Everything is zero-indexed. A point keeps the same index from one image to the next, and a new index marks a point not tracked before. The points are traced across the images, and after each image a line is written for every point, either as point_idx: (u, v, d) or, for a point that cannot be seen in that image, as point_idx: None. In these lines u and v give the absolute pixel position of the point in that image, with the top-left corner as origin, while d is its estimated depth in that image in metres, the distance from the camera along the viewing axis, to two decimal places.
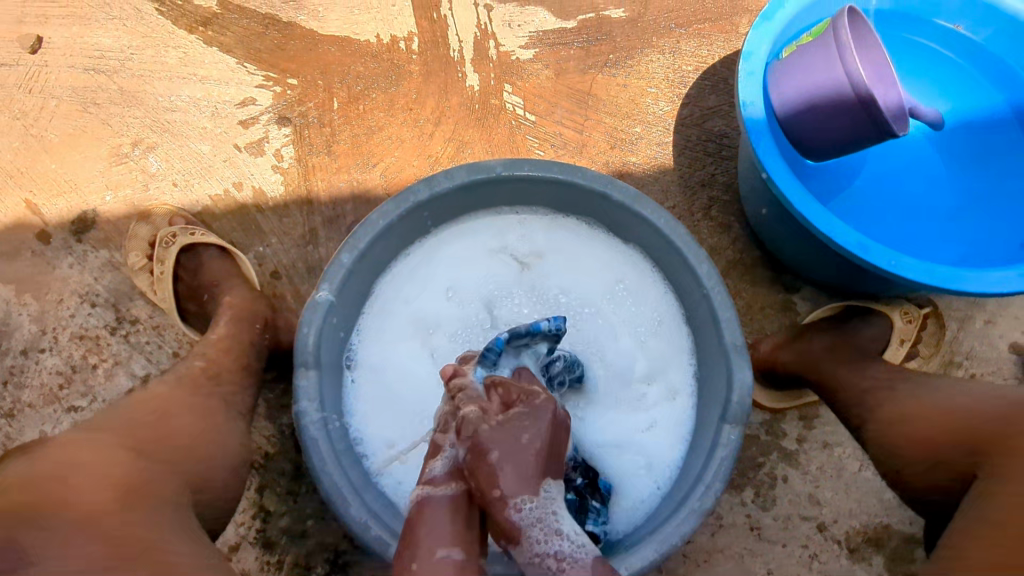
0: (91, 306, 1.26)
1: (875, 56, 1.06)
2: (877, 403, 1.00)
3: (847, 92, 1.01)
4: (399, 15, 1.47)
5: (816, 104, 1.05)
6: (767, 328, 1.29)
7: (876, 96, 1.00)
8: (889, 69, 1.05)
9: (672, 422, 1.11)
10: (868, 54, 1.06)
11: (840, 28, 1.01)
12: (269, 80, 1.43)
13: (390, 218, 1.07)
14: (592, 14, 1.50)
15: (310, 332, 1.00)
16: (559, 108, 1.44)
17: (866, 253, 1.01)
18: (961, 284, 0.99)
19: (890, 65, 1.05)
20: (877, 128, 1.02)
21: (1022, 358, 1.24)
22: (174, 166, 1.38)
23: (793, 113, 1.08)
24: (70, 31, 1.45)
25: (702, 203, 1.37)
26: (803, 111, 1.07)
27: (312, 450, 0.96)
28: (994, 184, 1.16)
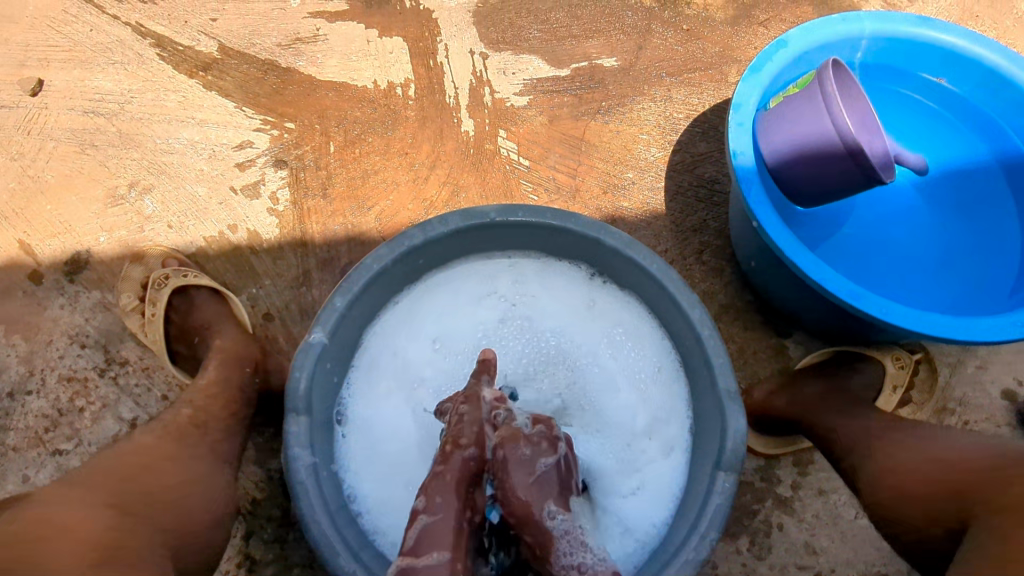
0: (80, 347, 1.25)
1: (859, 106, 1.09)
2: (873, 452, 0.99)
3: (835, 141, 1.04)
4: (396, 62, 1.52)
5: (805, 153, 1.07)
6: (760, 372, 1.29)
7: (863, 146, 1.02)
8: (873, 118, 1.07)
9: (666, 475, 1.10)
10: (853, 104, 1.09)
11: (825, 80, 1.03)
12: (267, 124, 1.45)
13: (384, 262, 1.07)
14: (585, 64, 1.55)
15: (301, 376, 1.00)
16: (553, 153, 1.47)
17: (858, 301, 1.02)
18: (952, 332, 1.00)
19: (874, 114, 1.08)
20: (864, 175, 1.04)
21: (1015, 405, 1.24)
22: (169, 208, 1.38)
23: (782, 162, 1.10)
24: (72, 75, 1.48)
25: (694, 248, 1.38)
26: (791, 159, 1.09)
27: (301, 497, 0.94)
28: (981, 231, 1.18)
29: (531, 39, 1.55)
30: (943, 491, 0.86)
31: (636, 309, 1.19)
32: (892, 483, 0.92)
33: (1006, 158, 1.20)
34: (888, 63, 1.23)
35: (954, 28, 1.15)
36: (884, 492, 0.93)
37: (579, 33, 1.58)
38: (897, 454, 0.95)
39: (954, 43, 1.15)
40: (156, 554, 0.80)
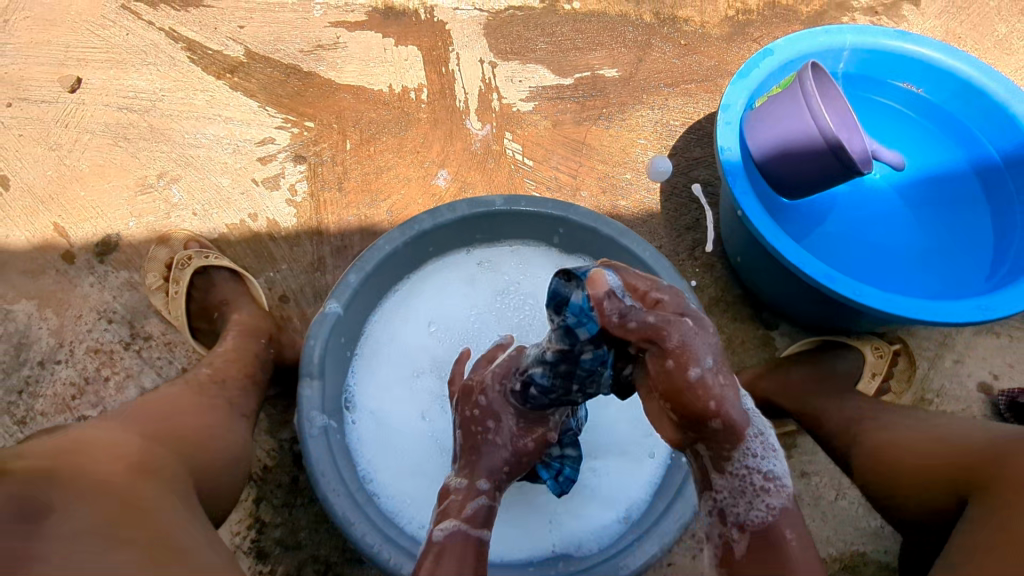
0: (108, 322, 1.33)
1: (839, 106, 1.18)
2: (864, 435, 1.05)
3: (817, 138, 1.12)
4: (411, 68, 1.62)
5: (790, 150, 1.16)
6: (748, 361, 1.35)
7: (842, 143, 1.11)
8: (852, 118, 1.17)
9: (650, 459, 1.15)
10: (832, 105, 1.18)
11: (805, 81, 1.12)
12: (288, 122, 1.56)
13: (395, 243, 1.15)
14: (588, 73, 1.65)
15: (316, 344, 1.07)
16: (555, 155, 1.56)
17: (834, 285, 1.08)
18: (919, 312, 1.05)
19: (853, 114, 1.18)
20: (846, 167, 1.13)
21: (990, 397, 1.31)
22: (195, 197, 1.48)
23: (769, 159, 1.18)
24: (107, 74, 1.59)
25: (687, 244, 1.46)
26: (778, 156, 1.17)
27: (312, 452, 1.01)
28: (958, 231, 1.25)
29: (537, 49, 1.66)
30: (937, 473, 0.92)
31: None
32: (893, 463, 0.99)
33: (979, 163, 1.28)
34: (868, 74, 1.31)
35: (929, 41, 1.24)
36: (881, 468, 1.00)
37: (583, 45, 1.68)
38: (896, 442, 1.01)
39: (928, 55, 1.24)
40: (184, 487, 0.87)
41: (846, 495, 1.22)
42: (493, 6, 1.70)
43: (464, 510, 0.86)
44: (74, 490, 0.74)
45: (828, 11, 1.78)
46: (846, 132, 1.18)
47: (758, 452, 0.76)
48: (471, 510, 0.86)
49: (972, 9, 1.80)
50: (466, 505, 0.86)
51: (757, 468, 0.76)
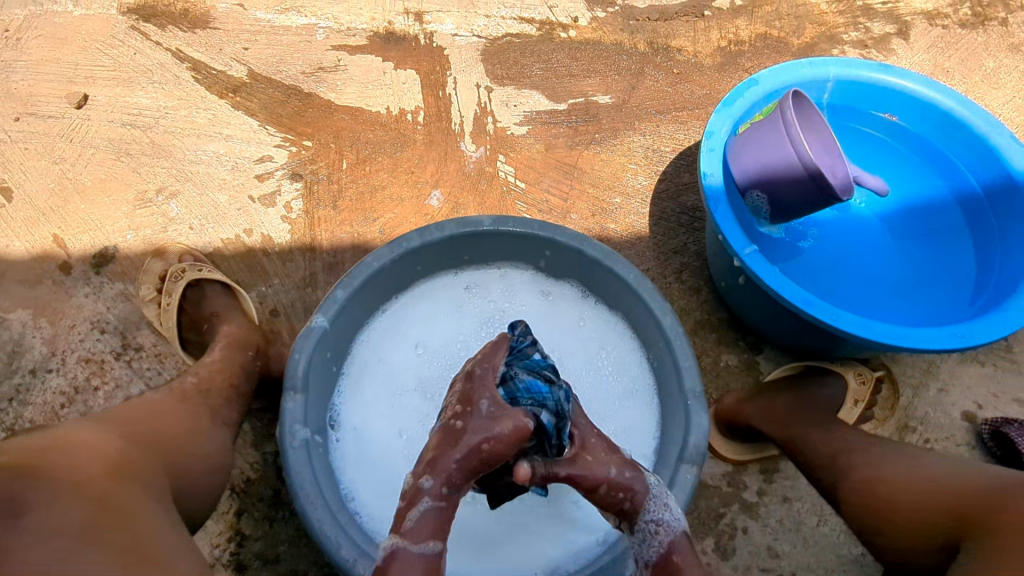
0: (100, 332, 1.35)
1: (822, 134, 1.21)
2: (851, 466, 1.05)
3: (797, 166, 1.14)
4: (409, 91, 1.67)
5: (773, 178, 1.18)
6: (732, 385, 1.36)
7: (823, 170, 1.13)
8: (835, 145, 1.20)
9: None
10: (815, 133, 1.21)
11: (785, 108, 1.14)
12: (287, 141, 1.59)
13: (383, 261, 1.17)
14: (582, 99, 1.69)
15: (300, 358, 1.09)
16: (547, 178, 1.59)
17: (811, 308, 1.05)
18: (902, 338, 1.02)
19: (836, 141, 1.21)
20: (825, 195, 1.15)
21: (974, 426, 1.31)
22: (192, 212, 1.51)
23: (750, 184, 1.20)
24: (114, 92, 1.64)
25: (674, 268, 1.48)
26: (759, 182, 1.19)
27: (292, 465, 1.02)
28: (940, 261, 1.27)
29: (533, 76, 1.70)
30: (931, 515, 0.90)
31: (614, 323, 1.27)
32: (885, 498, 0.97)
33: (962, 194, 1.29)
34: (853, 105, 1.34)
35: (911, 74, 1.27)
36: (875, 503, 0.98)
37: (577, 72, 1.72)
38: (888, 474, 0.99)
39: (911, 88, 1.27)
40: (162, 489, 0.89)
41: (828, 522, 1.22)
42: (491, 33, 1.75)
43: (404, 522, 0.82)
44: (56, 490, 0.75)
45: (819, 43, 1.82)
46: (829, 159, 1.20)
47: (653, 507, 0.89)
48: (412, 522, 0.82)
49: (960, 44, 1.83)
50: (407, 516, 0.83)
51: (651, 517, 0.88)
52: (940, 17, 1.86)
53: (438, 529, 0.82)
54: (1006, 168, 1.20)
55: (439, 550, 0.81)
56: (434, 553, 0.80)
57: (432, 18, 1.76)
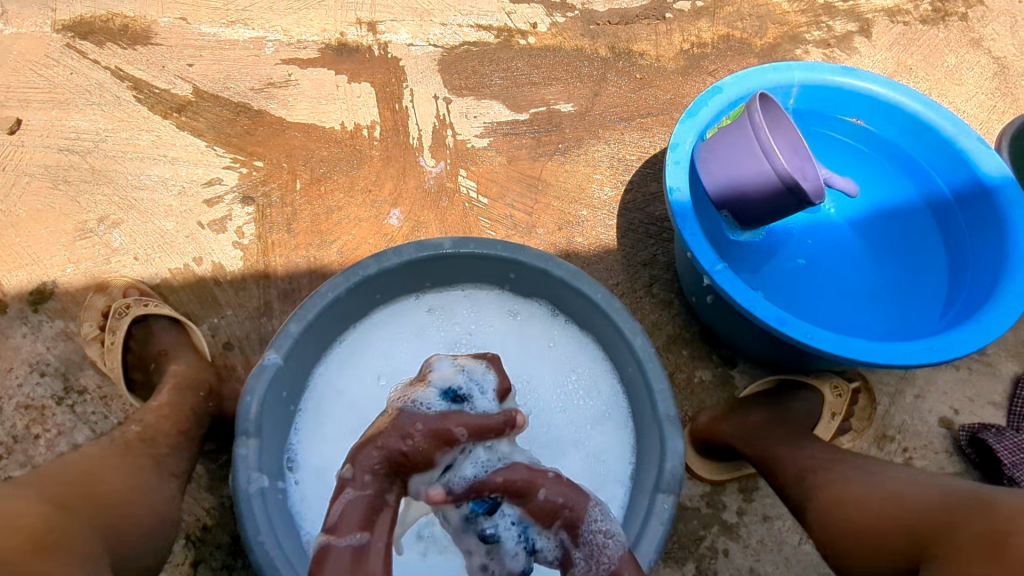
0: (39, 375, 1.27)
1: (791, 135, 1.18)
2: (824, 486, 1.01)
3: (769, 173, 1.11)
4: (364, 105, 1.60)
5: (744, 185, 1.15)
6: (707, 401, 1.32)
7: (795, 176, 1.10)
8: (804, 146, 1.17)
9: (608, 512, 1.10)
10: (783, 134, 1.18)
11: (754, 113, 1.10)
12: (236, 162, 1.52)
13: (338, 291, 1.11)
14: (544, 108, 1.64)
15: (252, 400, 1.02)
16: (510, 192, 1.53)
17: (785, 326, 1.02)
18: (877, 355, 0.99)
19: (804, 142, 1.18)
20: (797, 198, 1.12)
21: (952, 433, 1.29)
22: (137, 241, 1.42)
23: (719, 192, 1.17)
24: (49, 115, 1.55)
25: (644, 281, 1.44)
26: (729, 188, 1.16)
27: (247, 517, 0.95)
28: (911, 266, 1.25)
29: (492, 85, 1.65)
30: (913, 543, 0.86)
31: (584, 343, 1.22)
32: (868, 520, 0.92)
33: (929, 198, 1.27)
34: (817, 109, 1.31)
35: (875, 77, 1.24)
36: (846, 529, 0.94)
37: (538, 80, 1.67)
38: (866, 495, 0.95)
39: (876, 92, 1.24)
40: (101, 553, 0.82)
41: (809, 540, 1.19)
42: (448, 42, 1.70)
43: (329, 520, 0.83)
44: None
45: (781, 44, 1.79)
46: (798, 161, 1.18)
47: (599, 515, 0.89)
48: (334, 518, 0.83)
49: (921, 41, 1.83)
50: (330, 511, 0.84)
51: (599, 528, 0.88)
52: (901, 14, 1.86)
53: (366, 518, 0.83)
54: (974, 172, 1.18)
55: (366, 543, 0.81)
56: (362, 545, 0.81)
57: (387, 27, 1.70)
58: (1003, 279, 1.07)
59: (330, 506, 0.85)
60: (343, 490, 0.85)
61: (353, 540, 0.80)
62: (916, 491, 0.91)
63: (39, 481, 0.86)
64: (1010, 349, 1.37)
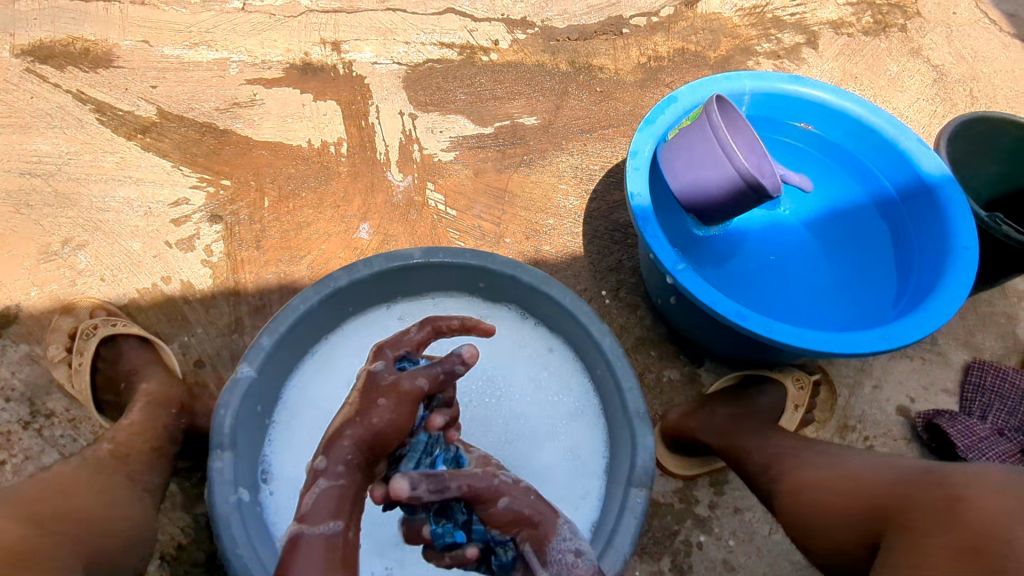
0: (4, 401, 1.24)
1: (746, 133, 1.22)
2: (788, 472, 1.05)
3: (727, 168, 1.14)
4: (330, 123, 1.63)
5: (705, 182, 1.18)
6: (677, 400, 1.36)
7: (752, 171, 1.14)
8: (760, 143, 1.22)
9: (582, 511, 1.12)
10: (740, 132, 1.22)
11: (710, 112, 1.14)
12: (203, 181, 1.52)
13: (310, 303, 1.12)
14: (508, 122, 1.68)
15: (226, 414, 1.02)
16: (478, 203, 1.57)
17: (745, 322, 1.06)
18: (831, 345, 1.04)
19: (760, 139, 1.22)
20: (756, 194, 1.16)
21: (909, 420, 1.34)
22: (103, 262, 1.41)
23: (681, 189, 1.21)
24: (9, 140, 1.54)
25: (611, 285, 1.47)
26: (691, 187, 1.20)
27: (223, 529, 0.95)
28: (862, 262, 1.31)
29: (456, 101, 1.69)
30: (871, 524, 0.89)
31: (553, 346, 1.25)
32: (829, 504, 0.95)
33: (877, 197, 1.34)
34: (769, 116, 1.37)
35: (821, 85, 1.31)
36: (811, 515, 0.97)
37: (501, 95, 1.72)
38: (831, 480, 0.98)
39: (822, 97, 1.31)
40: (73, 572, 0.81)
41: (779, 529, 1.22)
42: (411, 60, 1.73)
43: (298, 509, 0.76)
44: None
45: (734, 55, 1.87)
46: (755, 157, 1.22)
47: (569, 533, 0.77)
48: (308, 504, 0.75)
49: (865, 51, 1.92)
50: (302, 500, 0.76)
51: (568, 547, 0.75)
52: (845, 26, 1.96)
53: (338, 505, 0.75)
54: (915, 170, 1.25)
55: (341, 531, 0.74)
56: (338, 532, 0.73)
57: (350, 46, 1.73)
58: (944, 269, 1.13)
59: (302, 496, 0.77)
60: (315, 480, 0.77)
61: (327, 529, 0.73)
62: (877, 471, 0.94)
63: (8, 501, 0.85)
64: (959, 339, 1.44)
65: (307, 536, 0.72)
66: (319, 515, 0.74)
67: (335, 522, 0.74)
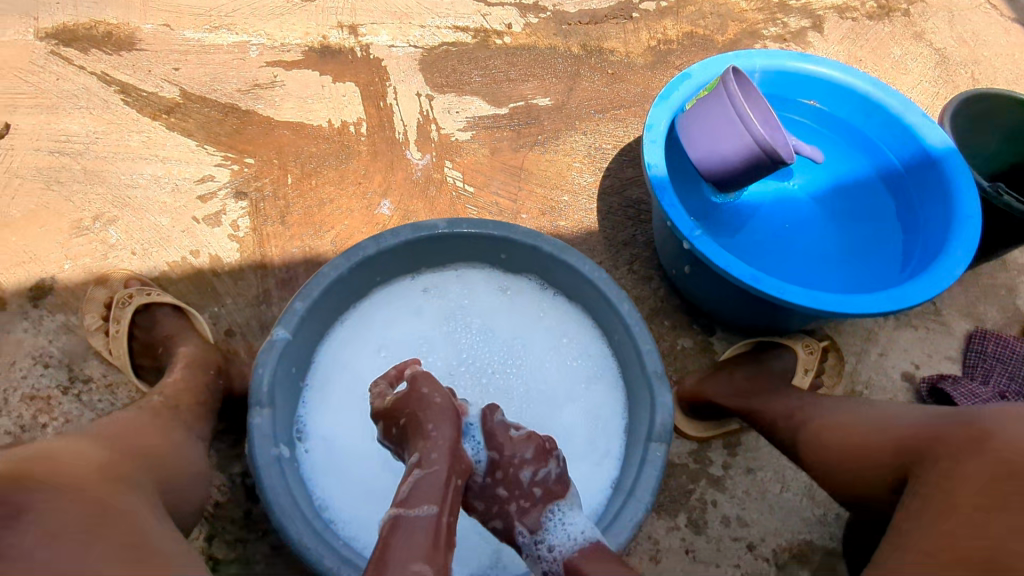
0: (43, 367, 1.29)
1: (761, 103, 1.27)
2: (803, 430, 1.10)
3: (744, 137, 1.19)
4: (349, 104, 1.67)
5: (722, 150, 1.22)
6: (690, 367, 1.41)
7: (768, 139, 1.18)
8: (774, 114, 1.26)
9: (602, 469, 1.17)
10: (755, 102, 1.26)
11: (728, 81, 1.18)
12: (227, 160, 1.57)
13: (341, 270, 1.16)
14: (522, 103, 1.73)
15: (264, 372, 1.07)
16: (495, 181, 1.61)
17: (760, 284, 1.10)
18: (840, 305, 1.09)
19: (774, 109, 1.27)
20: (772, 161, 1.20)
21: (914, 385, 1.40)
22: (133, 237, 1.46)
23: (699, 157, 1.25)
24: (37, 120, 1.58)
25: (625, 259, 1.52)
26: (709, 155, 1.24)
27: (264, 480, 1.00)
28: (869, 234, 1.36)
29: (472, 82, 1.73)
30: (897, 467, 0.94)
31: (572, 313, 1.30)
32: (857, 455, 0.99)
33: (883, 171, 1.39)
34: (779, 93, 1.42)
35: (830, 62, 1.35)
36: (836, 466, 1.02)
37: (515, 77, 1.76)
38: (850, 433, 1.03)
39: (831, 75, 1.35)
40: None
41: (790, 487, 1.28)
42: (427, 43, 1.77)
43: (397, 497, 0.82)
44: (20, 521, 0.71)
45: (741, 39, 1.91)
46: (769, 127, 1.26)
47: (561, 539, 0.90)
48: (404, 492, 0.83)
49: (868, 35, 1.97)
50: (399, 489, 0.84)
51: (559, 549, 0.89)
52: (849, 10, 2.00)
53: (436, 494, 0.82)
54: (921, 144, 1.30)
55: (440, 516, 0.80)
56: (438, 515, 0.79)
57: (367, 30, 1.77)
58: (947, 236, 1.18)
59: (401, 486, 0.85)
60: (412, 471, 0.87)
61: (421, 511, 0.79)
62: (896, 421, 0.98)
63: None
64: (962, 309, 1.50)
65: (407, 520, 0.78)
66: (411, 500, 0.81)
67: (428, 506, 0.80)
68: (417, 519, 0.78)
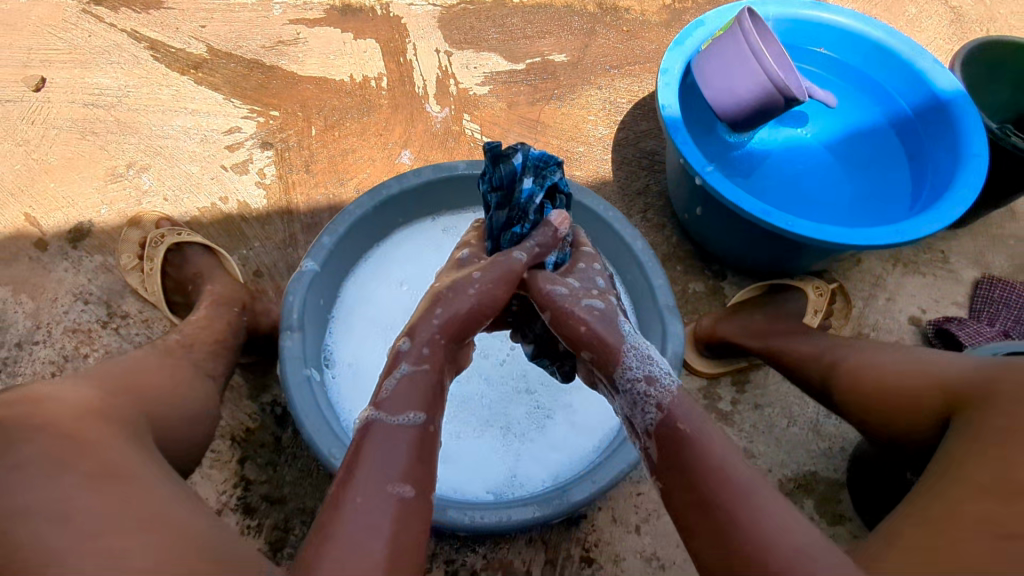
0: (84, 303, 1.36)
1: (775, 49, 1.31)
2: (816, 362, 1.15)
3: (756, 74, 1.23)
4: (370, 60, 1.71)
5: (736, 90, 1.26)
6: (701, 309, 1.45)
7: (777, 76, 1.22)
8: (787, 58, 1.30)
9: None
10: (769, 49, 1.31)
11: (742, 20, 1.23)
12: (253, 112, 1.62)
13: (366, 208, 1.22)
14: (538, 59, 1.76)
15: (295, 299, 1.13)
16: (511, 133, 1.65)
17: (769, 217, 1.14)
18: (848, 238, 1.12)
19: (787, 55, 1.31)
20: (783, 98, 1.23)
21: (920, 328, 1.44)
22: (165, 184, 1.52)
23: (714, 98, 1.29)
24: (71, 74, 1.63)
25: (639, 207, 1.56)
26: (723, 95, 1.28)
27: (296, 397, 1.06)
28: (879, 178, 1.39)
29: (489, 39, 1.77)
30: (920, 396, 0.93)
31: None
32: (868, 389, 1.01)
33: (894, 118, 1.42)
34: (793, 42, 1.44)
35: (843, 10, 1.38)
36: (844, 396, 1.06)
37: (531, 34, 1.79)
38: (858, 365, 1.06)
39: (844, 22, 1.38)
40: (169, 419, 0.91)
41: (796, 422, 1.32)
42: (446, 1, 1.81)
43: (375, 400, 0.80)
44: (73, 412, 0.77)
45: None
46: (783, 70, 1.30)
47: (635, 363, 0.87)
48: (387, 393, 0.81)
49: None
50: (382, 389, 0.82)
51: (639, 376, 0.85)
52: None
53: (421, 401, 0.81)
54: (931, 89, 1.32)
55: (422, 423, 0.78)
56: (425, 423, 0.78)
57: None
58: (955, 175, 1.21)
59: (384, 381, 0.84)
60: (395, 370, 0.85)
61: (407, 419, 0.77)
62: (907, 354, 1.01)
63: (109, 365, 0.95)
64: (970, 257, 1.54)
65: (381, 424, 0.76)
66: (388, 407, 0.78)
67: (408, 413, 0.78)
68: (399, 424, 0.76)
